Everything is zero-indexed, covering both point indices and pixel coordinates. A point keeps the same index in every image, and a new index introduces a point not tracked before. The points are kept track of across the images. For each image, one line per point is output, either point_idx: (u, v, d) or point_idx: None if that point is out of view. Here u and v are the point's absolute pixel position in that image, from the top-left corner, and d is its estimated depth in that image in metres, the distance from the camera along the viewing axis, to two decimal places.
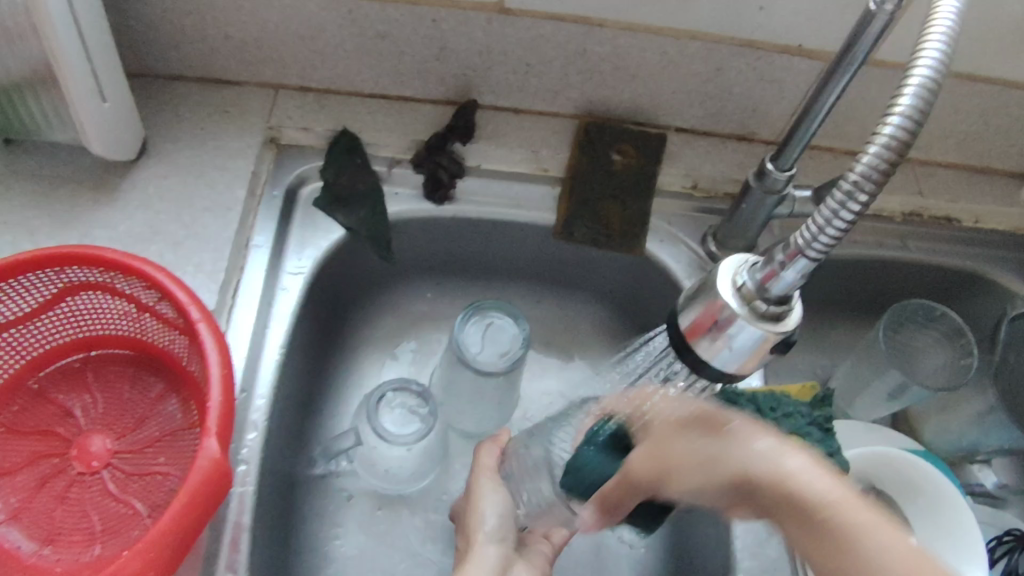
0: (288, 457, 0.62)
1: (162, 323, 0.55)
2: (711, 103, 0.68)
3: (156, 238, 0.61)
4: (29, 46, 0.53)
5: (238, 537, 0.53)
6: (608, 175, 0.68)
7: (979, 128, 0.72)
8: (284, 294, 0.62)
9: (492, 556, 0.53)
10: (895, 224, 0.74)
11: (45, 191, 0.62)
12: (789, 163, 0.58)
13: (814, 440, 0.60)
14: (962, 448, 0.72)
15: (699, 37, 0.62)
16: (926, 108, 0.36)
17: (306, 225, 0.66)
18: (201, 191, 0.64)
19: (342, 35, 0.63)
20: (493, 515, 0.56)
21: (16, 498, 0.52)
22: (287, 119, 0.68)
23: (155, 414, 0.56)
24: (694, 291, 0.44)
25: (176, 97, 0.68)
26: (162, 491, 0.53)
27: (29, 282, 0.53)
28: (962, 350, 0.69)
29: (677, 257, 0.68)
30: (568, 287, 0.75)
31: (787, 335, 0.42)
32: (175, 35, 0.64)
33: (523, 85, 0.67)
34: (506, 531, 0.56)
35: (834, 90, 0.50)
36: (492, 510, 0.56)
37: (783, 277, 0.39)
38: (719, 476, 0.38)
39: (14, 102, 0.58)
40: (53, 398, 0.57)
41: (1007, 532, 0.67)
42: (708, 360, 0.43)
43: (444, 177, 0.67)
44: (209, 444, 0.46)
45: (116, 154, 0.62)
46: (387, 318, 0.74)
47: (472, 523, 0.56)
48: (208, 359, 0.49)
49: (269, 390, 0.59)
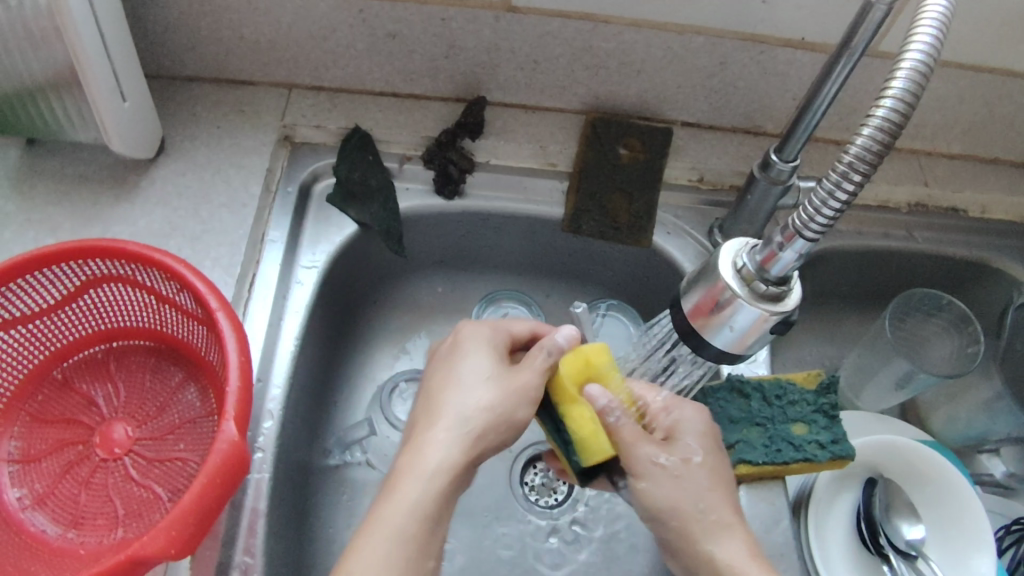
0: (303, 447, 0.63)
1: (181, 313, 0.57)
2: (715, 97, 0.69)
3: (175, 234, 0.63)
4: (52, 47, 0.55)
5: (256, 522, 0.55)
6: (615, 169, 0.69)
7: (984, 119, 0.72)
8: (299, 288, 0.64)
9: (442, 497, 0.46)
10: (902, 214, 0.75)
11: (66, 189, 0.64)
12: (793, 154, 0.58)
13: (820, 426, 0.61)
14: (971, 437, 0.72)
15: (703, 32, 0.63)
16: (918, 91, 0.36)
17: (320, 221, 0.67)
18: (218, 188, 0.65)
19: (353, 34, 0.65)
20: (466, 412, 0.49)
21: (41, 484, 0.54)
22: (301, 118, 0.69)
23: (175, 402, 0.58)
24: (697, 275, 0.46)
25: (192, 98, 0.70)
26: (183, 476, 0.54)
27: (53, 275, 0.54)
28: (969, 339, 0.69)
29: (684, 249, 0.69)
30: (578, 281, 0.76)
31: (786, 316, 0.44)
32: (192, 38, 0.66)
33: (530, 81, 0.69)
34: (477, 416, 0.49)
35: (834, 78, 0.51)
36: (467, 398, 0.50)
37: (781, 258, 0.41)
38: (664, 489, 0.51)
39: (36, 103, 0.60)
40: (76, 388, 0.58)
41: (1015, 521, 0.67)
42: (709, 341, 0.46)
43: (454, 173, 0.68)
44: (228, 427, 0.47)
45: (135, 153, 0.64)
46: (402, 312, 0.75)
47: (433, 406, 0.50)
48: (227, 347, 0.50)
49: (285, 379, 0.60)
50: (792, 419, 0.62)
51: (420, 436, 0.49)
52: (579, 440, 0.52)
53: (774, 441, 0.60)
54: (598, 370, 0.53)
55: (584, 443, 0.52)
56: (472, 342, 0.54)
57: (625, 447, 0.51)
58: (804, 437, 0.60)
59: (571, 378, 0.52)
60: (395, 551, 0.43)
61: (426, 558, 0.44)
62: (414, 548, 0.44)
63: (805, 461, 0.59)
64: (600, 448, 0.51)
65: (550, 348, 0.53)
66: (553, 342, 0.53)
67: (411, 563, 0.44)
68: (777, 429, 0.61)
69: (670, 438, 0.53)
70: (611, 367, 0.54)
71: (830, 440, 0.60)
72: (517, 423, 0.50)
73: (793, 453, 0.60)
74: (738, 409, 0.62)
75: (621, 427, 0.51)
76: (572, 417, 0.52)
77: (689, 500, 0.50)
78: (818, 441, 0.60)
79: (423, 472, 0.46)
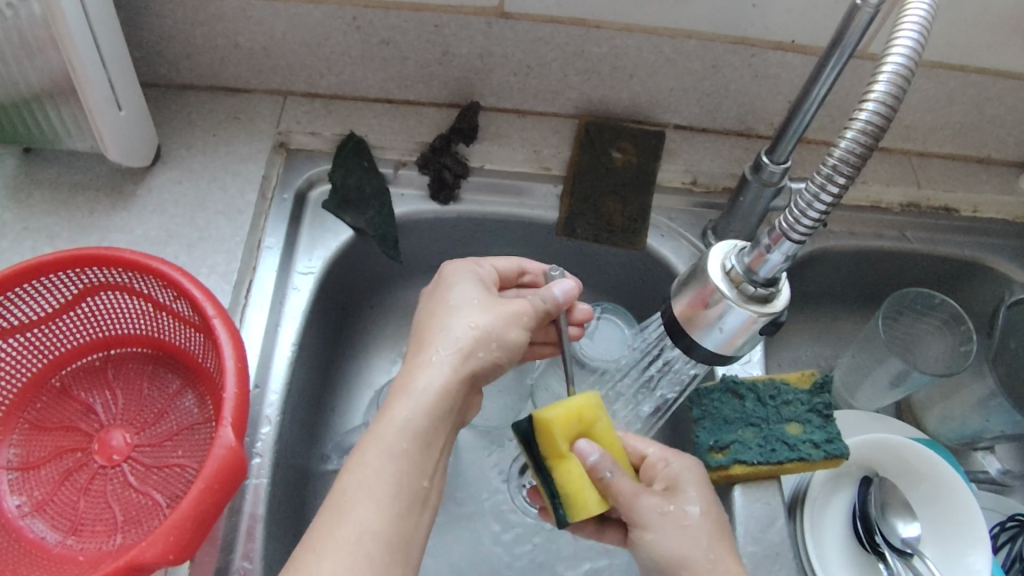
0: (301, 452, 0.64)
1: (178, 320, 0.57)
2: (707, 100, 0.70)
3: (172, 241, 0.63)
4: (49, 58, 0.55)
5: (254, 527, 0.55)
6: (609, 172, 0.70)
7: (974, 120, 0.72)
8: (296, 293, 0.64)
9: (433, 431, 0.45)
10: (894, 215, 0.75)
11: (64, 197, 0.64)
12: (784, 156, 0.59)
13: (814, 426, 0.62)
14: (965, 435, 0.72)
15: (694, 36, 0.63)
16: (901, 93, 0.36)
17: (316, 227, 0.68)
18: (214, 196, 0.66)
19: (347, 42, 0.66)
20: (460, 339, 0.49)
21: (40, 491, 0.55)
22: (296, 125, 0.70)
23: (173, 408, 0.59)
24: (688, 276, 0.47)
25: (188, 105, 0.71)
26: (180, 483, 0.55)
27: (50, 283, 0.55)
28: (961, 337, 0.70)
29: (677, 251, 0.70)
30: (574, 284, 0.76)
31: (774, 317, 0.45)
32: (187, 46, 0.67)
33: (523, 87, 0.69)
34: (476, 345, 0.49)
35: (823, 80, 0.51)
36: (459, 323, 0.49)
37: (769, 259, 0.42)
38: (670, 542, 0.49)
39: (33, 112, 0.61)
40: (74, 395, 0.59)
41: (1011, 518, 0.68)
42: (700, 342, 0.47)
43: (449, 178, 0.68)
44: (225, 433, 0.48)
45: (132, 161, 0.64)
46: (399, 317, 0.75)
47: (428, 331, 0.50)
48: (224, 353, 0.51)
49: (282, 385, 0.61)
50: (787, 419, 0.62)
51: (413, 360, 0.49)
52: (568, 495, 0.50)
53: (768, 441, 0.61)
54: (586, 422, 0.52)
55: (573, 500, 0.50)
56: (474, 281, 0.54)
57: (622, 501, 0.50)
58: (799, 437, 0.61)
59: (560, 432, 0.50)
60: (388, 470, 0.43)
61: (420, 479, 0.44)
62: (405, 466, 0.43)
63: (799, 460, 0.60)
64: (590, 503, 0.50)
65: (545, 296, 0.53)
66: (548, 293, 0.54)
67: (406, 482, 0.43)
68: (771, 429, 0.61)
69: (670, 488, 0.52)
70: (601, 417, 0.53)
71: (825, 439, 0.61)
72: (510, 344, 0.50)
73: (787, 453, 0.60)
74: (732, 409, 0.63)
75: (614, 481, 0.50)
76: (562, 475, 0.51)
77: (695, 550, 0.48)
78: (813, 441, 0.60)
79: (415, 392, 0.46)
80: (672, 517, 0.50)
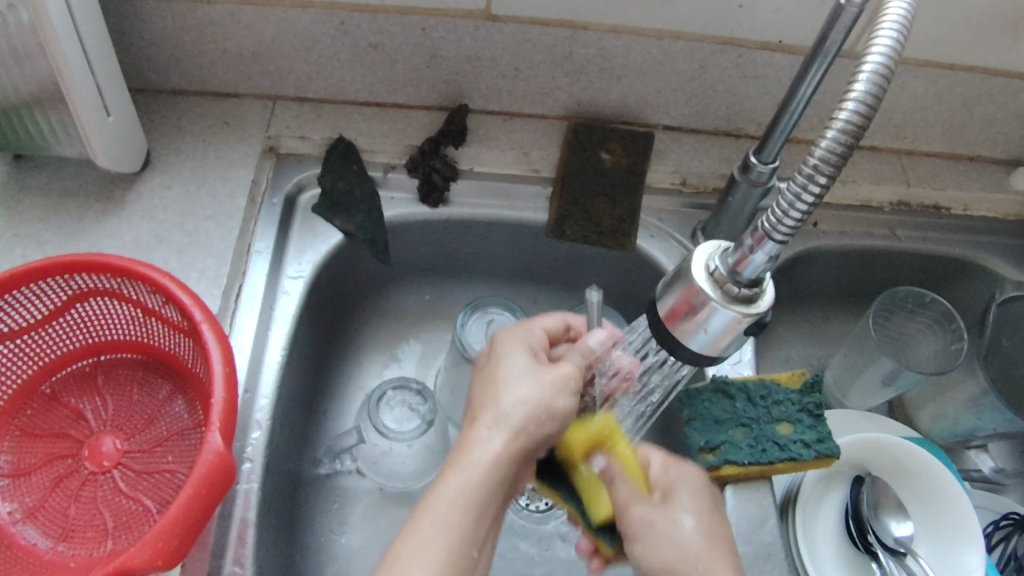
0: (293, 456, 0.64)
1: (167, 326, 0.57)
2: (696, 100, 0.70)
3: (162, 246, 0.63)
4: (37, 64, 0.56)
5: (245, 532, 0.55)
6: (598, 174, 0.70)
7: (964, 118, 0.72)
8: (286, 297, 0.64)
9: (487, 498, 0.45)
10: (884, 214, 0.75)
11: (53, 204, 0.64)
12: (772, 157, 0.59)
13: (805, 425, 0.62)
14: (958, 434, 0.72)
15: (681, 36, 0.64)
16: (880, 93, 0.36)
17: (306, 231, 0.68)
18: (204, 201, 0.66)
19: (336, 46, 0.66)
20: (513, 412, 0.48)
21: (31, 498, 0.55)
22: (285, 129, 0.70)
23: (163, 414, 0.59)
24: (672, 277, 0.47)
25: (178, 111, 0.71)
26: (170, 488, 0.55)
27: (39, 290, 0.55)
28: (952, 336, 0.70)
29: (667, 252, 0.70)
30: (565, 286, 0.77)
31: (759, 317, 0.45)
32: (175, 51, 0.67)
33: (512, 89, 0.69)
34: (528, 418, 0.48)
35: (808, 80, 0.51)
36: (515, 393, 0.49)
37: (752, 260, 0.42)
38: (659, 549, 0.51)
39: (22, 119, 0.61)
40: (65, 401, 0.59)
41: (1004, 516, 0.68)
42: (685, 343, 0.46)
43: (438, 180, 0.69)
44: (213, 438, 0.48)
45: (121, 167, 0.65)
46: (390, 320, 0.76)
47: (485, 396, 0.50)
48: (212, 358, 0.51)
49: (272, 390, 0.61)
50: (777, 419, 0.62)
51: (467, 431, 0.48)
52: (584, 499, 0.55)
53: (759, 442, 0.61)
54: (605, 439, 0.54)
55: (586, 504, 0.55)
56: (524, 345, 0.53)
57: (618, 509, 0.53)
58: (790, 437, 0.61)
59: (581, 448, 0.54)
60: (443, 539, 0.43)
61: (470, 550, 0.44)
62: (459, 536, 0.43)
63: (790, 460, 0.60)
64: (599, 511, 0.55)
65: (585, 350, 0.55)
66: (586, 345, 0.56)
67: (456, 554, 0.43)
68: (761, 430, 0.61)
69: (668, 499, 0.54)
70: (618, 434, 0.55)
71: (816, 438, 0.61)
72: (561, 415, 0.49)
73: (778, 453, 0.60)
74: (723, 409, 0.63)
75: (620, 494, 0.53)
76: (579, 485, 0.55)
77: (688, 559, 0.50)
78: (804, 441, 0.60)
79: (467, 465, 0.45)
80: (669, 529, 0.51)
